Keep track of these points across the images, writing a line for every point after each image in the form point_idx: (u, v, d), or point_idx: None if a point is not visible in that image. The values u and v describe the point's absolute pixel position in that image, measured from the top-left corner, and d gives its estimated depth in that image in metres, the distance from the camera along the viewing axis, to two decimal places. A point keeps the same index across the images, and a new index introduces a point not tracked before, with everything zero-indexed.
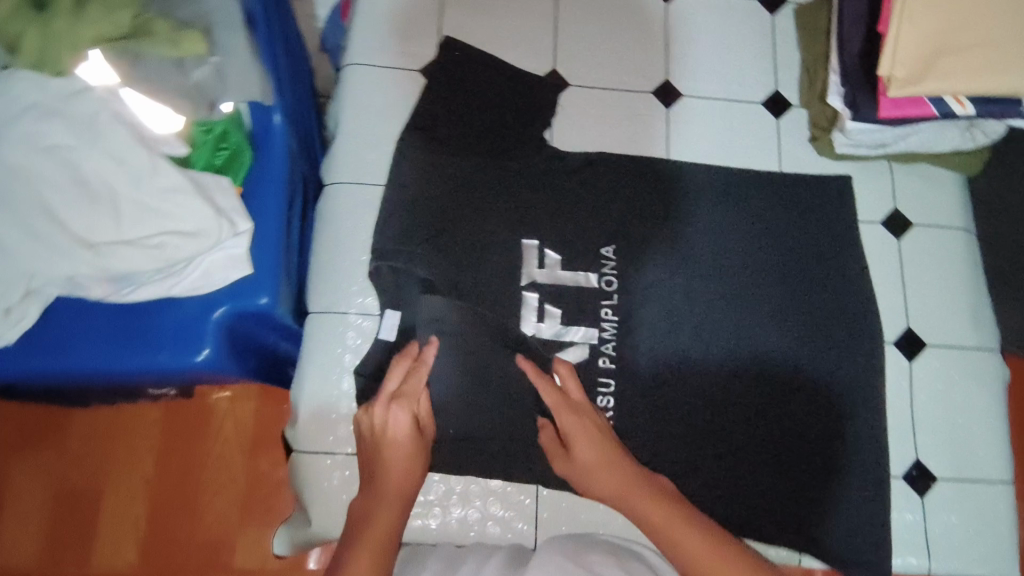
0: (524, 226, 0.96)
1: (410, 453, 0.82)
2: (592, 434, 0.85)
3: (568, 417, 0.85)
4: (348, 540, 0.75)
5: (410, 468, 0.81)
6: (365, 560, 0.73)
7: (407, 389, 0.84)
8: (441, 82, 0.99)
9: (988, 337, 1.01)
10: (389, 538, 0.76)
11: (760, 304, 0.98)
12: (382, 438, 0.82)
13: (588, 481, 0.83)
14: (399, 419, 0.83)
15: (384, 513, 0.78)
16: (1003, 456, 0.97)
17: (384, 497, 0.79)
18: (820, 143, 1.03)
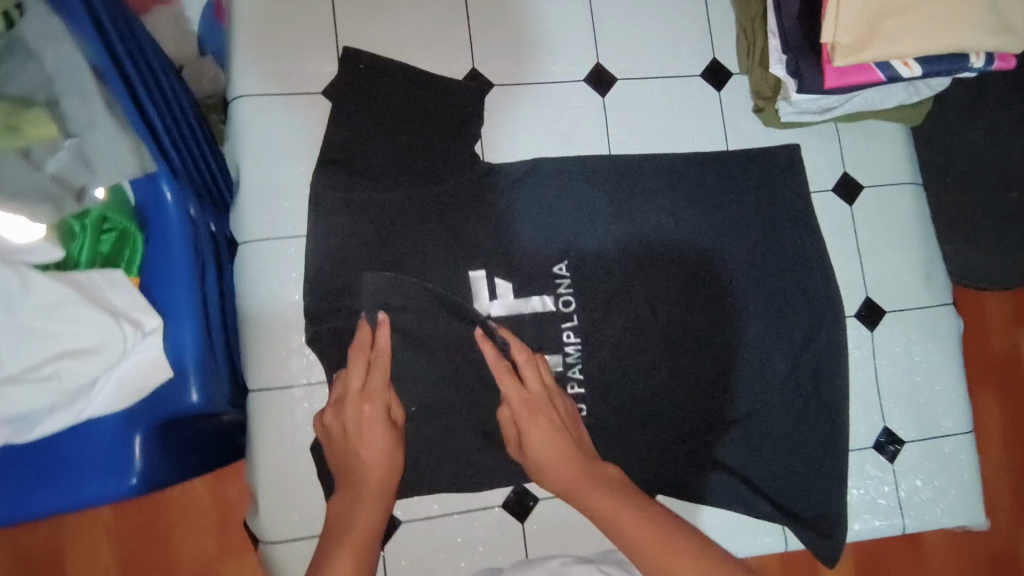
0: (469, 257, 0.88)
1: (387, 447, 0.78)
2: (552, 437, 0.80)
3: (520, 413, 0.81)
4: (329, 544, 0.74)
5: (386, 465, 0.78)
6: (346, 561, 0.72)
7: (371, 384, 0.80)
8: (351, 106, 0.87)
9: (942, 291, 1.01)
10: (371, 535, 0.75)
11: (721, 296, 0.95)
12: (355, 439, 0.78)
13: (539, 477, 0.81)
14: (371, 414, 0.79)
15: (363, 519, 0.76)
16: (961, 407, 1.00)
17: (365, 503, 0.76)
18: (765, 113, 0.96)
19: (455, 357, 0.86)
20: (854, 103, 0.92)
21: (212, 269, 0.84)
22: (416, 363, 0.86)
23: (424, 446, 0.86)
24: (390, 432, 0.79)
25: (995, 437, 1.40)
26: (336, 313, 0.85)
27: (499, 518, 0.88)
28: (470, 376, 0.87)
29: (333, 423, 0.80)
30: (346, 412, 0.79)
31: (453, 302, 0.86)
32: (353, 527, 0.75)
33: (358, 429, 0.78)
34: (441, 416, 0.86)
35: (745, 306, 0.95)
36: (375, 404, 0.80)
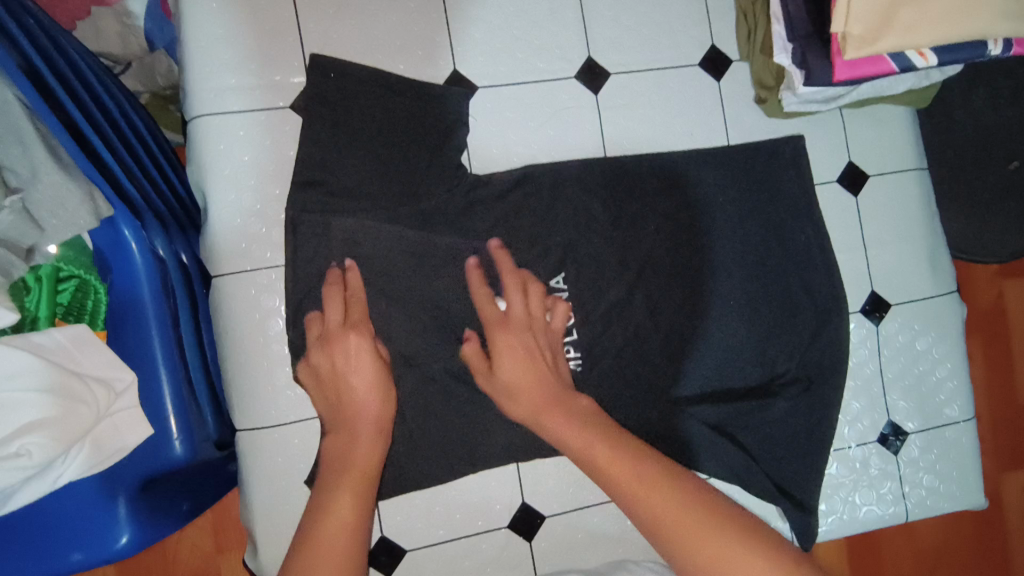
0: (459, 275, 0.83)
1: (373, 380, 0.74)
2: (528, 361, 0.75)
3: (501, 335, 0.77)
4: (326, 491, 0.67)
5: (373, 398, 0.74)
6: (346, 504, 0.66)
7: (350, 318, 0.77)
8: (325, 120, 0.81)
9: (948, 279, 0.97)
10: (368, 474, 0.70)
11: (721, 288, 0.90)
12: (338, 372, 0.74)
13: (510, 406, 0.75)
14: (349, 343, 0.75)
15: (363, 451, 0.71)
16: (967, 397, 0.97)
17: (361, 434, 0.72)
18: (768, 104, 0.91)
19: (451, 380, 0.83)
20: (862, 91, 0.87)
21: (186, 309, 0.77)
22: (410, 388, 0.82)
23: (424, 474, 0.83)
24: (377, 363, 0.75)
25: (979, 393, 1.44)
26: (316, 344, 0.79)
27: (506, 539, 0.86)
28: (464, 399, 0.83)
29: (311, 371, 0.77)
30: (326, 345, 0.75)
31: (436, 299, 0.83)
32: (348, 466, 0.70)
33: (340, 362, 0.74)
34: (439, 444, 0.83)
35: (727, 297, 0.90)
36: (355, 336, 0.75)
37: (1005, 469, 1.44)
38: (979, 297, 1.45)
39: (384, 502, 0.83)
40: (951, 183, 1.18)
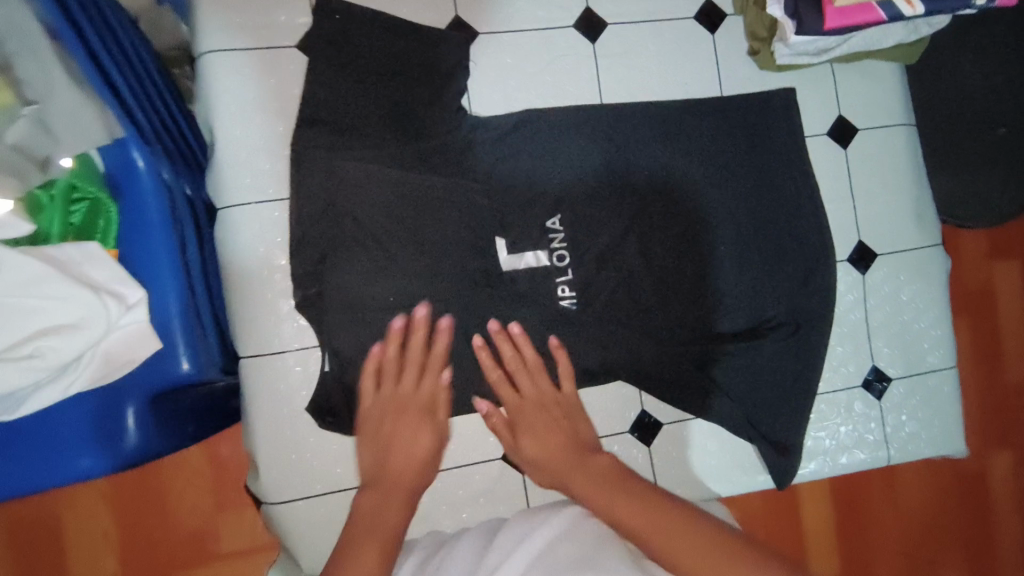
0: (459, 216, 0.84)
1: (421, 449, 0.80)
2: (545, 432, 0.82)
3: (526, 416, 0.83)
4: (349, 540, 0.71)
5: (416, 467, 0.80)
6: (369, 555, 0.69)
7: (418, 393, 0.82)
8: (330, 59, 0.83)
9: (933, 232, 1.00)
10: (389, 541, 0.72)
11: (714, 235, 0.93)
12: (388, 441, 0.80)
13: (534, 473, 0.83)
14: (411, 417, 0.81)
15: (392, 516, 0.75)
16: (948, 345, 1.00)
17: (393, 501, 0.76)
18: (761, 56, 0.93)
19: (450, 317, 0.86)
20: (852, 43, 0.90)
21: (192, 238, 0.80)
22: None
23: None
24: (430, 435, 0.81)
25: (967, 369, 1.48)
26: (318, 275, 0.82)
27: (500, 471, 0.89)
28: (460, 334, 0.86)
29: (365, 417, 0.81)
30: (385, 412, 0.81)
31: (433, 238, 0.83)
32: (372, 531, 0.72)
33: (394, 433, 0.80)
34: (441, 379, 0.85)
35: (717, 244, 0.93)
36: (418, 413, 0.81)
37: (994, 445, 1.48)
38: (966, 274, 1.50)
39: None
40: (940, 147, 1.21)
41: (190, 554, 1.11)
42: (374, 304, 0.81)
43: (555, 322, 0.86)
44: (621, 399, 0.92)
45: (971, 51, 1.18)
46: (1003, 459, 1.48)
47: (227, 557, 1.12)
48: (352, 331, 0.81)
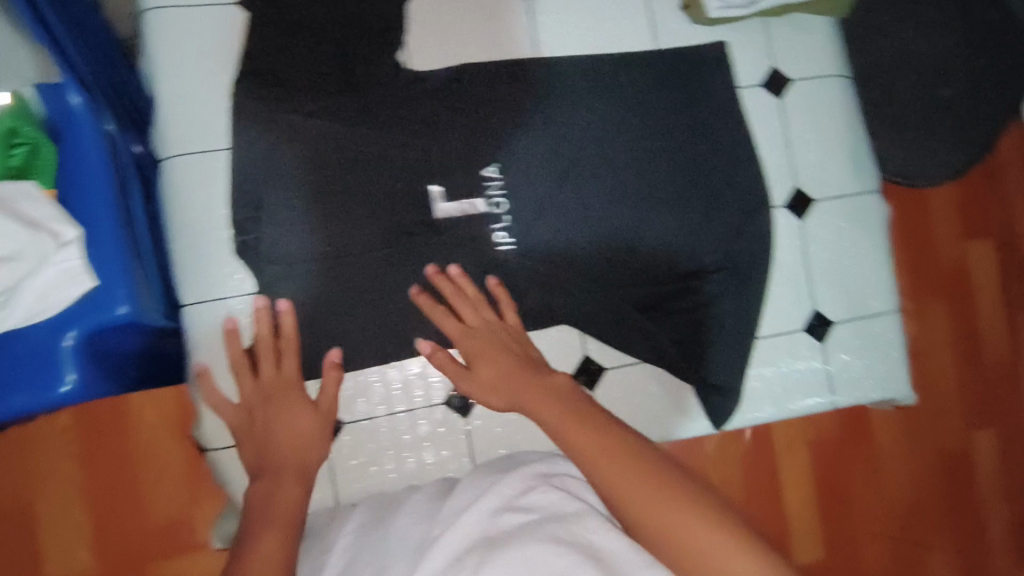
0: (394, 166, 0.89)
1: (302, 430, 0.82)
2: (494, 359, 0.85)
3: (474, 348, 0.86)
4: (251, 527, 0.73)
5: (301, 447, 0.81)
6: (271, 542, 0.71)
7: (285, 376, 0.84)
8: (268, 15, 0.86)
9: (870, 180, 1.02)
10: (290, 520, 0.74)
11: (650, 184, 0.95)
12: (269, 427, 0.82)
13: (494, 402, 0.85)
14: (281, 400, 0.83)
15: (285, 494, 0.77)
16: (889, 290, 1.01)
17: (284, 480, 0.78)
18: (692, 11, 0.97)
19: (390, 265, 0.88)
20: None
21: (136, 189, 0.85)
22: (349, 266, 0.86)
23: (361, 347, 0.87)
24: (308, 415, 0.83)
25: (945, 350, 1.49)
26: (256, 223, 0.84)
27: (443, 416, 0.91)
28: (399, 280, 0.88)
29: (239, 414, 0.83)
30: (259, 400, 0.83)
31: (378, 185, 0.88)
32: (272, 513, 0.74)
33: (271, 421, 0.82)
34: (380, 324, 0.87)
35: (653, 192, 0.95)
36: (288, 396, 0.83)
37: (975, 426, 1.49)
38: (943, 254, 1.51)
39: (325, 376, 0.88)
40: (886, 113, 1.23)
41: (164, 546, 1.11)
42: (313, 250, 0.85)
43: (489, 267, 0.91)
44: (561, 345, 0.95)
45: (909, 21, 1.21)
46: (984, 438, 1.50)
47: (200, 549, 1.12)
48: (290, 278, 0.85)
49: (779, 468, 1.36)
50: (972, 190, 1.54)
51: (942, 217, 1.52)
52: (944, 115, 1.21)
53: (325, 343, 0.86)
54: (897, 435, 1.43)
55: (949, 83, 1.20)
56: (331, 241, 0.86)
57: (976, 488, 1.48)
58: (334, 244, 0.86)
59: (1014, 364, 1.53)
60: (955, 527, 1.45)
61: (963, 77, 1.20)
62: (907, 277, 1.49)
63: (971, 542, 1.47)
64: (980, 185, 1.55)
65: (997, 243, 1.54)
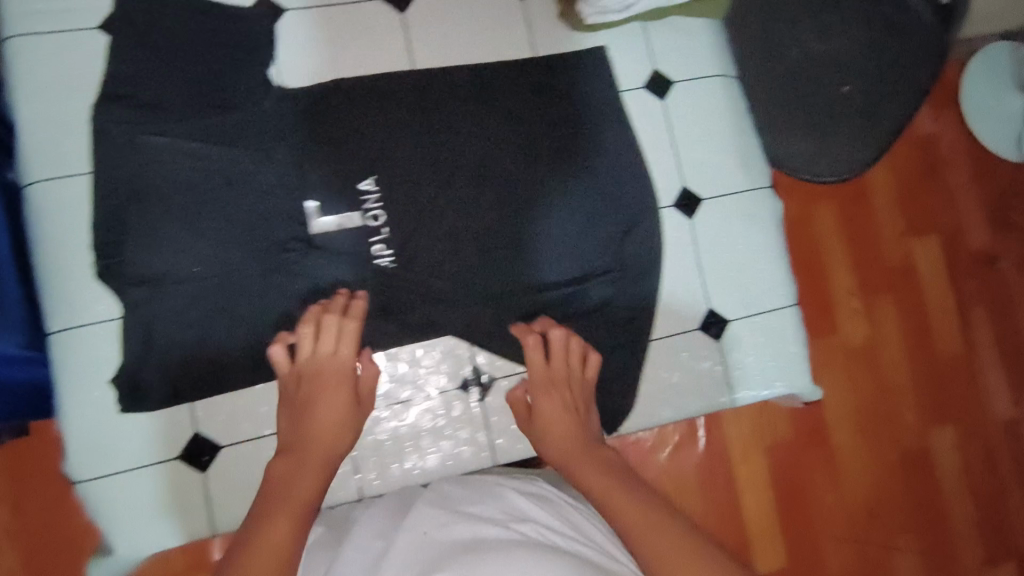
0: (266, 182, 0.87)
1: (338, 416, 0.80)
2: (564, 408, 0.84)
3: (546, 406, 0.85)
4: (266, 507, 0.70)
5: (335, 434, 0.79)
6: (281, 525, 0.67)
7: (341, 354, 0.82)
8: (131, 39, 0.85)
9: (759, 176, 1.02)
10: (303, 507, 0.71)
11: (529, 190, 0.94)
12: (307, 402, 0.80)
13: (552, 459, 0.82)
14: (330, 382, 0.81)
15: (306, 483, 0.74)
16: (785, 285, 1.01)
17: (306, 465, 0.75)
18: (570, 18, 0.97)
19: (269, 284, 0.86)
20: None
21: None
22: (224, 288, 0.84)
23: (238, 368, 0.84)
24: (348, 403, 0.81)
25: (896, 348, 1.35)
26: (120, 246, 0.82)
27: None
28: (275, 298, 0.86)
29: (289, 377, 0.82)
30: (308, 377, 0.81)
31: (253, 206, 0.86)
32: (286, 498, 0.71)
33: (311, 395, 0.80)
34: (259, 344, 0.85)
35: (534, 198, 0.94)
36: (334, 378, 0.81)
37: (932, 424, 1.35)
38: (885, 249, 1.37)
39: (195, 402, 0.84)
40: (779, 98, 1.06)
41: None
42: (183, 270, 0.83)
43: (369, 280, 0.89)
44: (448, 359, 0.92)
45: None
46: (944, 436, 1.36)
47: None
48: (156, 300, 0.83)
49: (735, 477, 1.26)
50: (911, 179, 1.41)
51: (881, 210, 1.38)
52: (842, 111, 1.01)
53: (195, 368, 0.83)
54: (853, 438, 1.31)
55: (845, 70, 1.00)
56: (204, 263, 0.84)
57: (939, 490, 1.34)
58: (211, 265, 0.84)
59: (969, 357, 1.39)
60: (920, 534, 1.32)
61: (850, 64, 1.00)
62: (849, 274, 1.35)
63: (939, 550, 1.33)
64: (921, 169, 1.42)
65: (941, 238, 1.40)
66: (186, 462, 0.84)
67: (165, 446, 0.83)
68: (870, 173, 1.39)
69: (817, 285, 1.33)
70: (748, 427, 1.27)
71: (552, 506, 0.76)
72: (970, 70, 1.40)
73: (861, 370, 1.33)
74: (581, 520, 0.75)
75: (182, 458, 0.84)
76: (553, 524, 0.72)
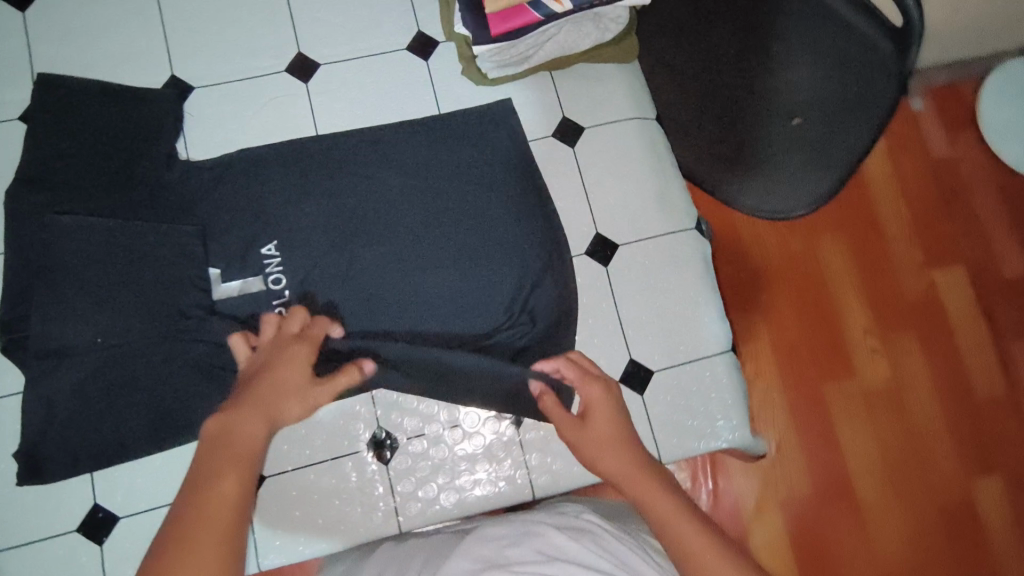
0: (169, 253, 0.89)
1: (298, 388, 0.66)
2: (615, 414, 0.69)
3: (593, 392, 0.72)
4: (201, 463, 0.52)
5: (286, 403, 0.64)
6: (230, 482, 0.50)
7: (314, 333, 0.76)
8: (47, 124, 0.91)
9: (683, 216, 0.98)
10: (250, 461, 0.54)
11: (444, 243, 0.93)
12: (266, 367, 0.68)
13: (600, 461, 0.65)
14: (293, 350, 0.71)
15: (255, 427, 0.57)
16: (716, 330, 0.95)
17: (255, 409, 0.59)
18: (471, 74, 0.97)
19: (171, 351, 0.87)
20: (546, 48, 0.93)
21: None
22: (126, 356, 0.86)
23: (138, 437, 0.85)
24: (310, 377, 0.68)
25: (924, 387, 1.23)
26: (27, 321, 0.86)
27: None
28: (175, 365, 0.87)
29: (251, 359, 0.72)
30: (271, 353, 0.71)
31: (155, 273, 0.88)
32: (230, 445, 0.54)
33: (271, 361, 0.69)
34: (159, 411, 0.86)
35: (453, 249, 0.93)
36: (297, 346, 0.72)
37: (977, 473, 1.20)
38: (905, 283, 1.27)
39: (96, 472, 0.85)
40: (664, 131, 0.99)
41: None
42: (87, 342, 0.85)
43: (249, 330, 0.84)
44: (361, 417, 0.91)
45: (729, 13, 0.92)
46: (991, 487, 1.20)
47: None
48: (58, 372, 0.84)
49: (748, 527, 1.15)
50: (929, 209, 1.31)
51: (897, 241, 1.29)
52: (794, 147, 0.89)
53: (96, 438, 0.84)
54: (882, 487, 1.19)
55: (804, 107, 0.88)
56: (104, 331, 0.85)
57: (990, 550, 1.17)
58: (111, 333, 0.86)
59: (1015, 400, 1.24)
60: None
61: (822, 98, 0.86)
62: (863, 310, 1.26)
63: None
64: (940, 192, 1.32)
65: (970, 270, 1.29)
66: (86, 534, 0.84)
67: (66, 516, 0.85)
68: (882, 204, 1.31)
69: (829, 322, 1.25)
70: (761, 476, 1.17)
71: (593, 539, 0.66)
72: (989, 86, 1.31)
73: (886, 414, 1.22)
74: (624, 551, 0.64)
75: (80, 530, 0.84)
76: (594, 562, 0.61)
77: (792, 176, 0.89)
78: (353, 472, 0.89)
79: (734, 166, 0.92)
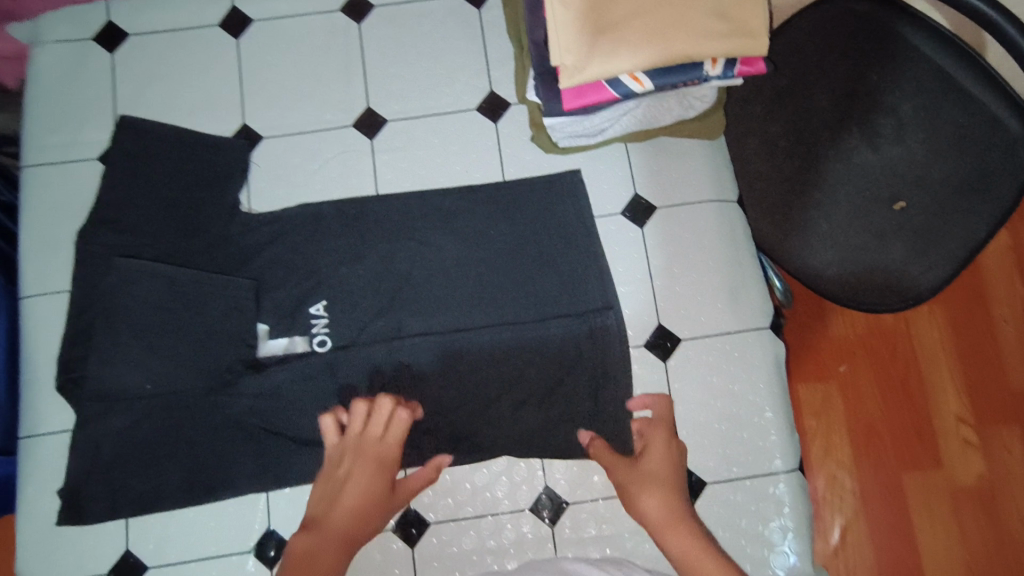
0: (222, 306, 0.88)
1: (372, 513, 0.71)
2: (669, 457, 0.76)
3: (654, 434, 0.79)
4: None
5: (363, 523, 0.71)
6: None
7: (390, 442, 0.75)
8: (122, 165, 0.93)
9: (757, 313, 0.90)
10: None
11: (494, 309, 0.89)
12: (344, 484, 0.72)
13: (645, 504, 0.71)
14: (377, 468, 0.73)
15: (326, 560, 0.66)
16: (782, 444, 0.86)
17: (328, 541, 0.68)
18: (540, 141, 0.93)
19: (213, 406, 0.86)
20: (624, 122, 0.87)
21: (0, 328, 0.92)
22: (170, 406, 0.86)
23: (175, 488, 0.85)
24: (386, 496, 0.73)
25: None
26: (84, 361, 0.88)
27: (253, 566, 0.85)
28: (215, 420, 0.87)
29: (336, 451, 0.75)
30: (354, 458, 0.74)
31: (206, 325, 0.88)
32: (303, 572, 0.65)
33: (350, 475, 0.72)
34: (196, 465, 0.86)
35: (503, 320, 0.89)
36: (382, 464, 0.73)
37: None
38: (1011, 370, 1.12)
39: (133, 518, 0.85)
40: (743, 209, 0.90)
41: None
42: (136, 389, 0.86)
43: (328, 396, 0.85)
44: None
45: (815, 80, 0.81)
46: None
47: None
48: (105, 416, 0.86)
49: None
50: None
51: (1007, 322, 1.14)
52: (898, 233, 0.77)
53: (135, 486, 0.85)
54: None
55: (903, 187, 0.76)
56: (154, 379, 0.86)
57: None
58: (161, 382, 0.87)
59: None
60: None
61: (920, 177, 0.74)
62: (957, 397, 1.12)
63: None
64: None
65: None
66: None
67: (98, 559, 0.85)
68: (988, 280, 1.16)
69: (914, 413, 1.12)
70: None
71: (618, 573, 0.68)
72: None
73: (975, 519, 1.08)
74: None
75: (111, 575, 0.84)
76: None
77: (892, 267, 0.78)
78: (377, 553, 0.84)
79: (822, 249, 0.83)
